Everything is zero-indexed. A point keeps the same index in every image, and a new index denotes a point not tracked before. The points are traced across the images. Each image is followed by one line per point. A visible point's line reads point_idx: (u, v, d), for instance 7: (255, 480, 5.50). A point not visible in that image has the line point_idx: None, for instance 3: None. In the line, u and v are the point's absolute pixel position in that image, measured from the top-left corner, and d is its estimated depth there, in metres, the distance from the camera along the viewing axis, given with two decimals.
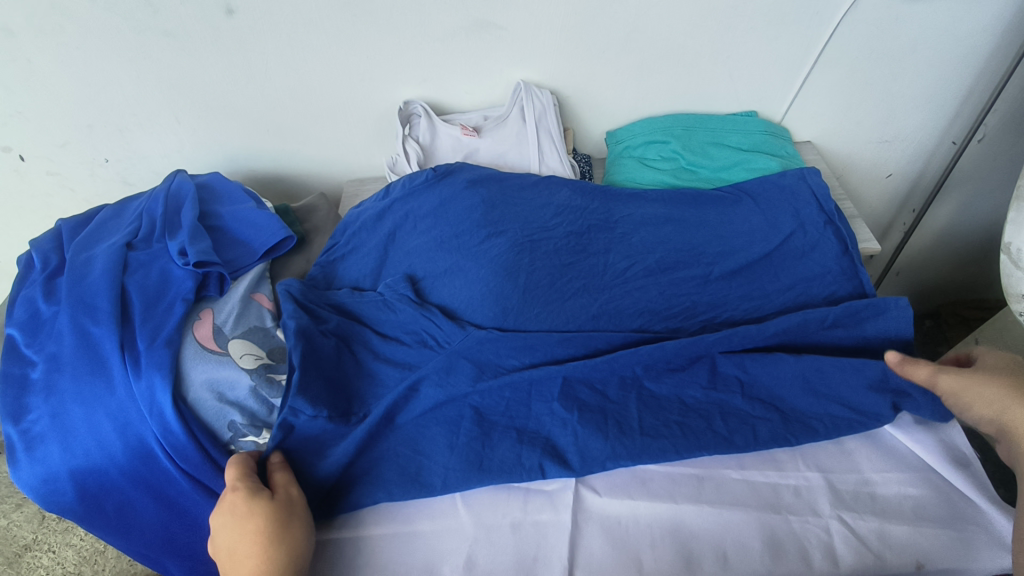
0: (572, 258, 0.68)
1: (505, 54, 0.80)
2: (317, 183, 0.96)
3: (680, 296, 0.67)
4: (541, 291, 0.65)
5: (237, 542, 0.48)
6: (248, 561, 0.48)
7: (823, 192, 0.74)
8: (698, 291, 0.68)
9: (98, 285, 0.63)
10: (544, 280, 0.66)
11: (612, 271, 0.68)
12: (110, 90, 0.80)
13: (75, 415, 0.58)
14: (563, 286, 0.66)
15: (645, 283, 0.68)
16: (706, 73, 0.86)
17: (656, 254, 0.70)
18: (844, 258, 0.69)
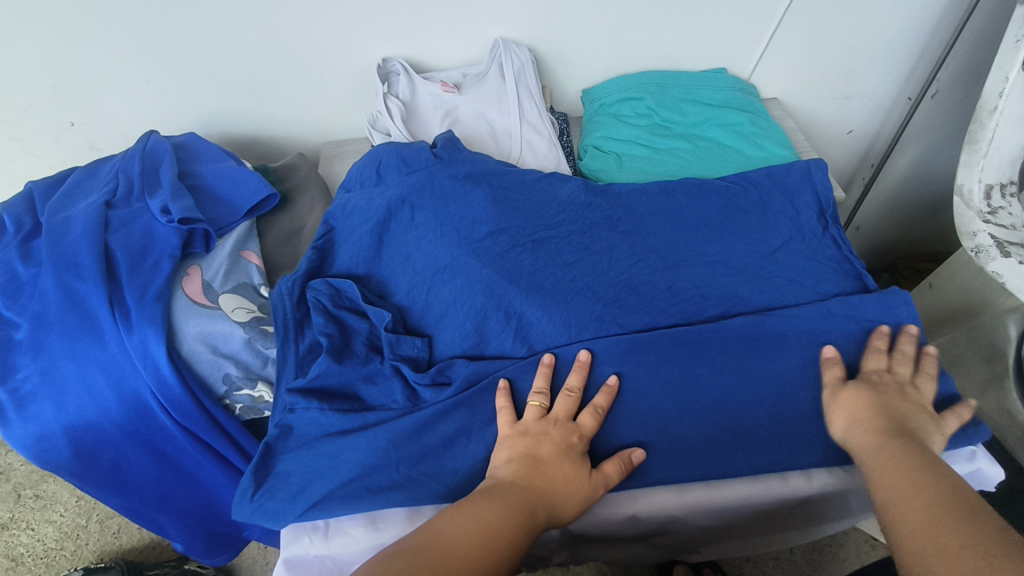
0: (575, 256, 0.70)
1: (483, 11, 0.80)
2: (293, 146, 0.95)
3: (686, 292, 0.69)
4: (545, 290, 0.66)
5: (553, 463, 0.53)
6: (558, 482, 0.52)
7: (824, 191, 0.77)
8: (706, 285, 0.70)
9: (81, 242, 0.63)
10: (547, 281, 0.67)
11: (616, 269, 0.70)
12: (75, 50, 0.77)
13: (66, 371, 0.58)
14: (566, 285, 0.67)
15: (649, 281, 0.70)
16: (680, 30, 0.87)
17: (658, 252, 0.72)
18: (826, 237, 0.75)
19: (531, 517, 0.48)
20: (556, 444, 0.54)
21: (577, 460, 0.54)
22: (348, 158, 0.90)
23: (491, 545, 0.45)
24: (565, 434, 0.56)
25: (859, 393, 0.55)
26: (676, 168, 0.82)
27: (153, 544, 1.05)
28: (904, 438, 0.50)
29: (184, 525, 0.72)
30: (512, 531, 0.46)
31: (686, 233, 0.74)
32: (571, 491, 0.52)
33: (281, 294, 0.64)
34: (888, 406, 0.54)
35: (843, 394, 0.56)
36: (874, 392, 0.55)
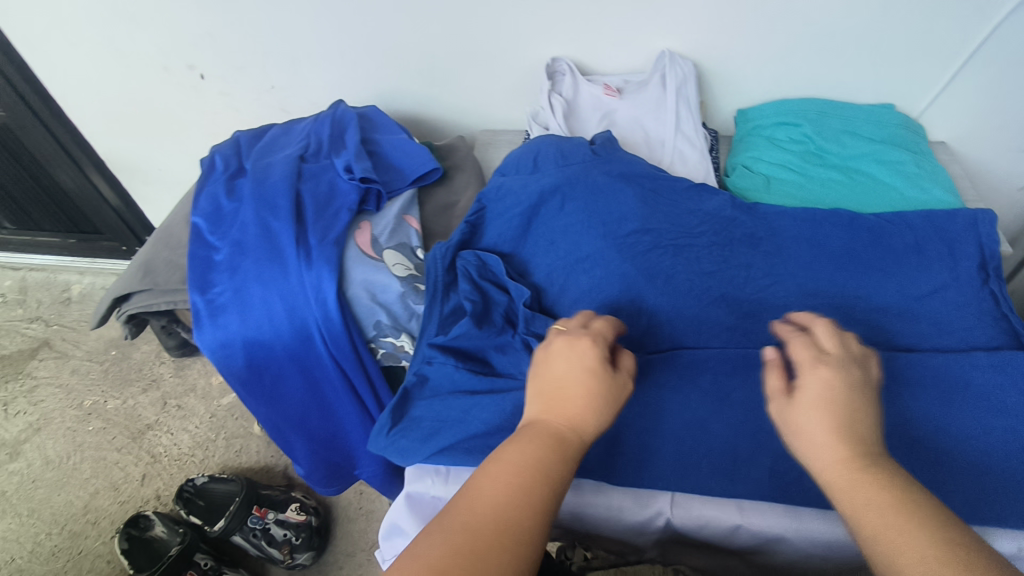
0: (713, 267, 0.71)
1: (655, 23, 0.83)
2: (452, 130, 1.03)
3: (823, 322, 0.69)
4: (679, 294, 0.68)
5: (571, 383, 0.46)
6: (579, 401, 0.45)
7: (991, 244, 0.73)
8: (844, 318, 0.69)
9: (278, 186, 0.72)
10: (683, 285, 0.69)
11: (752, 286, 0.70)
12: (290, 23, 0.89)
13: (253, 293, 0.67)
14: (701, 292, 0.69)
15: (785, 303, 0.69)
16: (851, 59, 0.86)
17: (799, 277, 0.71)
18: (987, 291, 0.71)
19: (561, 452, 0.43)
20: (571, 360, 0.47)
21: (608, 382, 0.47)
22: (501, 146, 0.96)
23: (524, 491, 0.40)
24: (592, 354, 0.47)
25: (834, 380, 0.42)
26: (827, 198, 0.81)
27: (267, 468, 1.17)
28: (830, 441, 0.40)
29: (312, 450, 0.80)
30: (545, 472, 0.41)
31: (831, 264, 0.72)
32: (600, 394, 0.46)
33: (435, 259, 0.69)
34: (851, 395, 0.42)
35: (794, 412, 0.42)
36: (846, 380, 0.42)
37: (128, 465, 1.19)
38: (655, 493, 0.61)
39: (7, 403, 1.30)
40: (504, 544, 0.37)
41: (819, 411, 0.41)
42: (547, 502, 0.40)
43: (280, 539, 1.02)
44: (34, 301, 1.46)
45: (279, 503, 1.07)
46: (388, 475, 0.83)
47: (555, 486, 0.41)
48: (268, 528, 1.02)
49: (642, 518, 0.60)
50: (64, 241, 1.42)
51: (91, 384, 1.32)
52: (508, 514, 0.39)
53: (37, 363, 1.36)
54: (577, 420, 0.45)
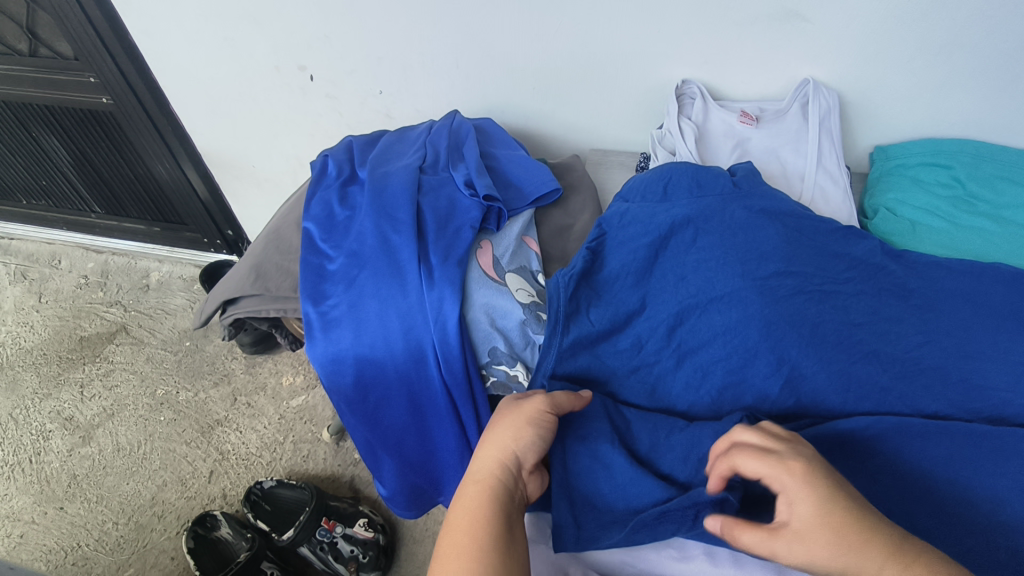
0: (863, 318, 0.64)
1: (799, 49, 0.78)
2: (558, 147, 0.99)
3: (984, 394, 0.61)
4: (827, 345, 0.62)
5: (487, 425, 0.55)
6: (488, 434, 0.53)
7: None
8: (1010, 389, 0.61)
9: (398, 198, 0.69)
10: (831, 336, 0.62)
11: (907, 344, 0.63)
12: (409, 30, 0.87)
13: (370, 308, 0.64)
14: (851, 346, 0.62)
15: (943, 366, 0.62)
16: (1012, 99, 0.78)
17: (961, 338, 0.63)
18: None
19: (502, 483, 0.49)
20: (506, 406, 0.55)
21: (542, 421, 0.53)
22: (612, 168, 0.91)
23: (476, 530, 0.46)
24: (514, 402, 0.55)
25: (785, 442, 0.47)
26: (980, 249, 0.74)
27: (333, 478, 1.14)
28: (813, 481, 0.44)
29: (401, 474, 0.77)
30: (486, 506, 0.47)
31: (995, 325, 0.64)
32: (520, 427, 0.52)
33: (559, 286, 0.65)
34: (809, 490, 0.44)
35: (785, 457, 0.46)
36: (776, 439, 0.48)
37: (195, 460, 1.18)
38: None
39: (84, 385, 1.31)
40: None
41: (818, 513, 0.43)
42: (488, 525, 0.47)
43: (347, 555, 0.99)
44: (114, 285, 1.48)
45: (347, 516, 1.03)
46: None
47: (500, 511, 0.48)
48: (335, 542, 0.99)
49: None
50: (148, 229, 1.44)
51: (164, 373, 1.32)
52: (466, 548, 0.45)
53: (114, 348, 1.37)
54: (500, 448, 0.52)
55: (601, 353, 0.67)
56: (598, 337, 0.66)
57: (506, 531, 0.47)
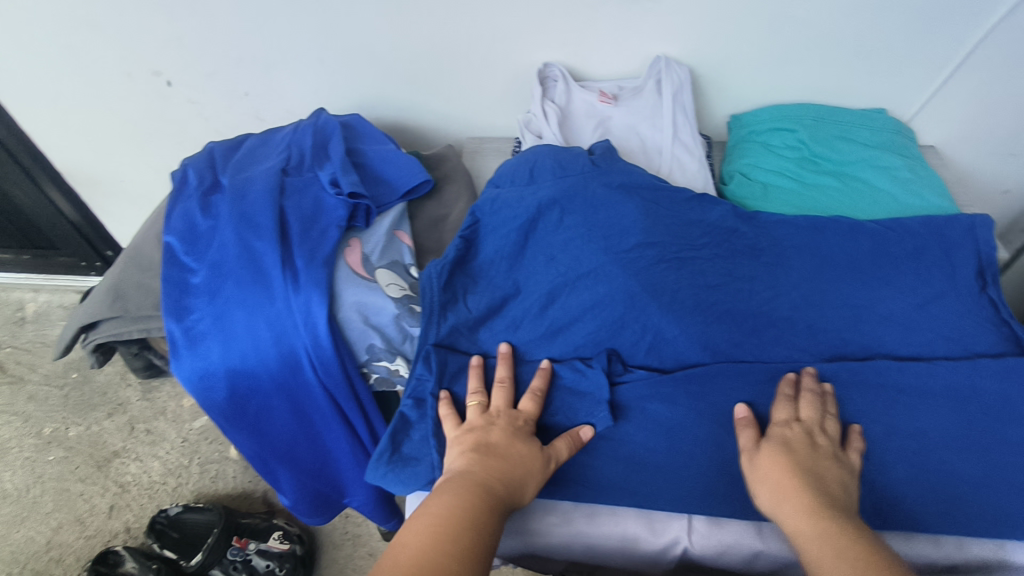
0: (719, 280, 0.68)
1: (649, 28, 0.81)
2: (436, 138, 0.99)
3: (828, 332, 0.68)
4: (686, 309, 0.66)
5: (498, 444, 0.56)
6: (498, 460, 0.55)
7: (989, 250, 0.73)
8: (849, 329, 0.68)
9: (259, 203, 0.67)
10: (689, 300, 0.66)
11: (758, 299, 0.68)
12: (265, 28, 0.84)
13: (236, 319, 0.62)
14: (708, 307, 0.67)
15: (790, 316, 0.68)
16: (843, 66, 0.85)
17: (805, 289, 0.69)
18: (983, 297, 0.70)
19: (487, 496, 0.51)
20: (503, 431, 0.58)
21: (528, 439, 0.58)
22: (489, 155, 0.93)
23: (444, 528, 0.47)
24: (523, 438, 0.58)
25: (824, 456, 0.56)
26: (825, 205, 0.80)
27: (245, 495, 1.11)
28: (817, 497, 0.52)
29: (299, 482, 0.75)
30: (481, 523, 0.49)
31: (833, 274, 0.70)
32: (526, 479, 0.55)
33: (430, 277, 0.65)
34: (806, 466, 0.54)
35: (762, 457, 0.57)
36: (789, 454, 0.56)
37: (93, 497, 1.11)
38: (668, 520, 0.62)
39: None
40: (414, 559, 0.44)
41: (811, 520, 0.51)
42: (480, 541, 0.47)
43: (262, 571, 0.96)
44: None
45: (261, 532, 1.01)
46: (381, 502, 0.78)
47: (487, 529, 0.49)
48: (249, 559, 0.96)
49: (658, 545, 0.61)
50: (15, 257, 1.33)
51: (50, 410, 1.23)
52: (456, 546, 0.46)
53: None
54: (510, 486, 0.54)
55: (483, 339, 0.69)
56: (478, 323, 0.69)
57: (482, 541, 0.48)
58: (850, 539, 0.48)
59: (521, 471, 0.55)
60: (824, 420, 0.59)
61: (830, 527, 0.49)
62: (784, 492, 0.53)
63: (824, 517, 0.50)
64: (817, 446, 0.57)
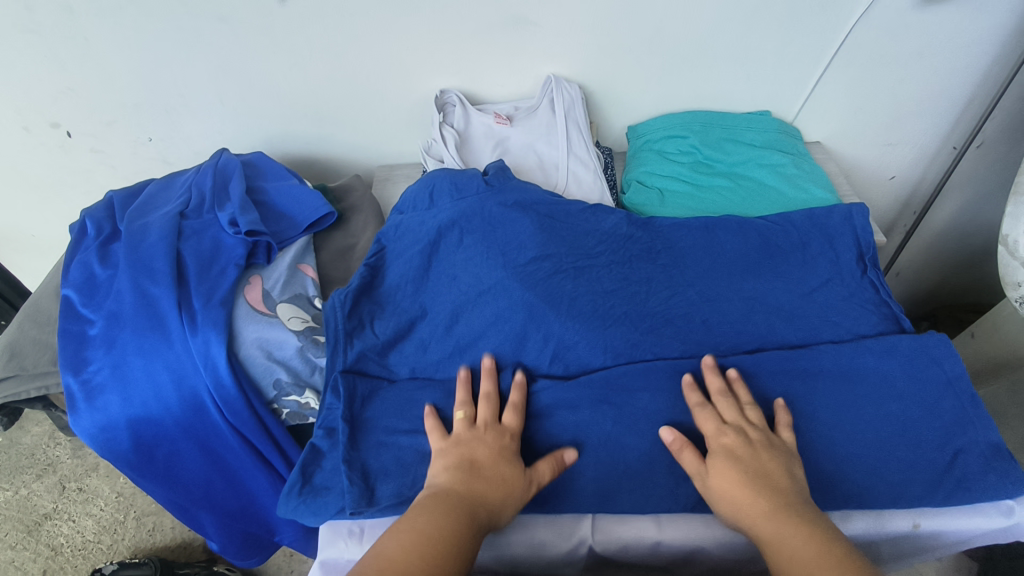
0: (615, 285, 0.71)
1: (537, 50, 0.85)
2: (349, 169, 1.00)
3: (724, 324, 0.70)
4: (585, 316, 0.68)
5: (487, 462, 0.57)
6: (489, 479, 0.56)
7: (866, 236, 0.77)
8: (744, 319, 0.71)
9: (155, 248, 0.67)
10: (587, 307, 0.69)
11: (654, 300, 0.71)
12: (161, 72, 0.85)
13: (134, 366, 0.62)
14: (605, 312, 0.69)
15: (685, 314, 0.70)
16: (724, 74, 0.89)
17: (698, 286, 0.72)
18: (864, 280, 0.75)
19: (469, 519, 0.52)
20: (490, 449, 0.58)
21: (512, 460, 0.58)
22: (399, 182, 0.95)
23: (428, 548, 0.48)
24: (512, 460, 0.58)
25: (725, 469, 0.56)
26: (718, 205, 0.84)
27: (185, 545, 1.08)
28: (788, 511, 0.53)
29: (223, 526, 0.74)
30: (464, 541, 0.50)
31: (724, 269, 0.74)
32: (513, 500, 0.56)
33: (333, 307, 0.66)
34: (761, 473, 0.55)
35: (714, 476, 0.57)
36: (736, 463, 0.56)
37: (23, 563, 1.07)
38: (575, 521, 0.62)
39: None
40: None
41: (772, 531, 0.52)
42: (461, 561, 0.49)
43: None
44: None
45: None
46: (311, 536, 0.78)
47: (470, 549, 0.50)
48: None
49: (566, 547, 0.62)
50: None
51: None
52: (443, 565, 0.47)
53: None
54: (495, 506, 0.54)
55: (393, 362, 0.69)
56: (389, 346, 0.69)
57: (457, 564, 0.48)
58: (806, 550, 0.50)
59: (508, 492, 0.56)
60: (748, 417, 0.60)
61: (789, 540, 0.51)
62: (756, 509, 0.53)
63: (787, 522, 0.52)
64: (767, 445, 0.57)
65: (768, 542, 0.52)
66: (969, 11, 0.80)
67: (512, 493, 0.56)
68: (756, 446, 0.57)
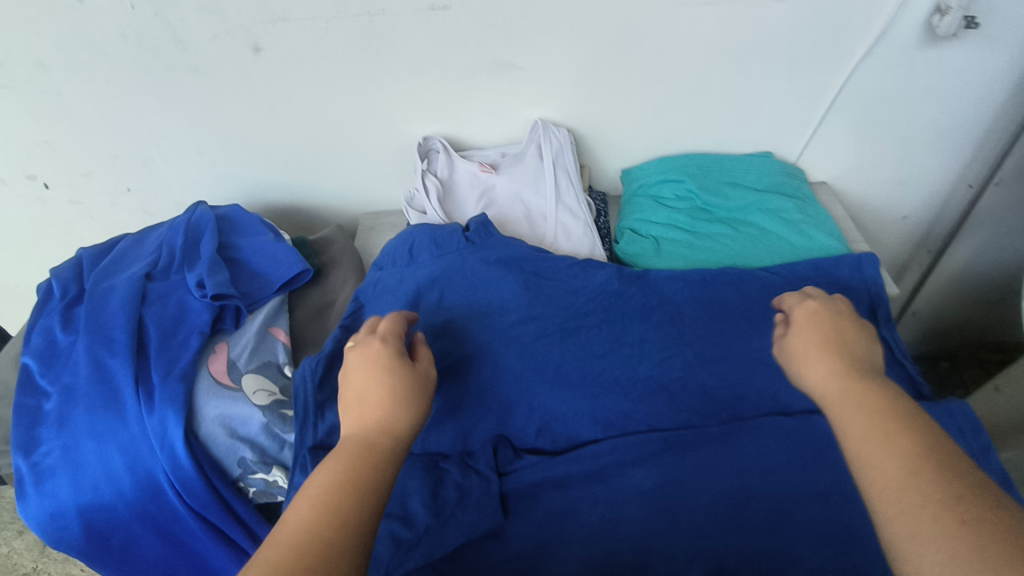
0: (605, 348, 0.66)
1: (524, 95, 0.81)
2: (334, 216, 0.97)
3: (723, 391, 0.65)
4: (571, 384, 0.64)
5: (365, 394, 0.46)
6: (373, 392, 0.46)
7: (879, 287, 0.72)
8: (745, 384, 0.65)
9: (115, 316, 0.63)
10: (575, 374, 0.64)
11: (648, 363, 0.66)
12: (136, 124, 0.82)
13: (85, 449, 0.58)
14: (594, 379, 0.64)
15: (682, 379, 0.65)
16: (721, 114, 0.85)
17: (695, 347, 0.67)
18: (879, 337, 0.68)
19: (358, 462, 0.41)
20: (367, 355, 0.48)
21: (395, 364, 0.48)
22: (384, 230, 0.91)
23: (320, 513, 0.38)
24: (394, 358, 0.48)
25: (810, 319, 0.48)
26: (716, 255, 0.79)
27: None
28: (873, 378, 0.43)
29: None
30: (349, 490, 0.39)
31: (723, 326, 0.68)
32: (405, 401, 0.46)
33: (304, 376, 0.60)
34: (841, 331, 0.47)
35: (791, 336, 0.49)
36: (820, 323, 0.48)
37: None
38: None
39: None
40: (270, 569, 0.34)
41: (842, 389, 0.42)
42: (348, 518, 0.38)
43: None
44: None
45: None
46: None
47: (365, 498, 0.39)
48: None
49: None
50: None
51: None
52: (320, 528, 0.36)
53: None
54: (387, 425, 0.44)
55: None
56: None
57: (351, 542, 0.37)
58: (875, 400, 0.40)
59: (403, 405, 0.45)
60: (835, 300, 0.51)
61: (871, 401, 0.40)
62: (828, 354, 0.45)
63: (857, 384, 0.42)
64: (852, 322, 0.48)
65: (826, 393, 0.43)
66: (980, 46, 0.76)
67: (395, 391, 0.46)
68: (838, 308, 0.49)
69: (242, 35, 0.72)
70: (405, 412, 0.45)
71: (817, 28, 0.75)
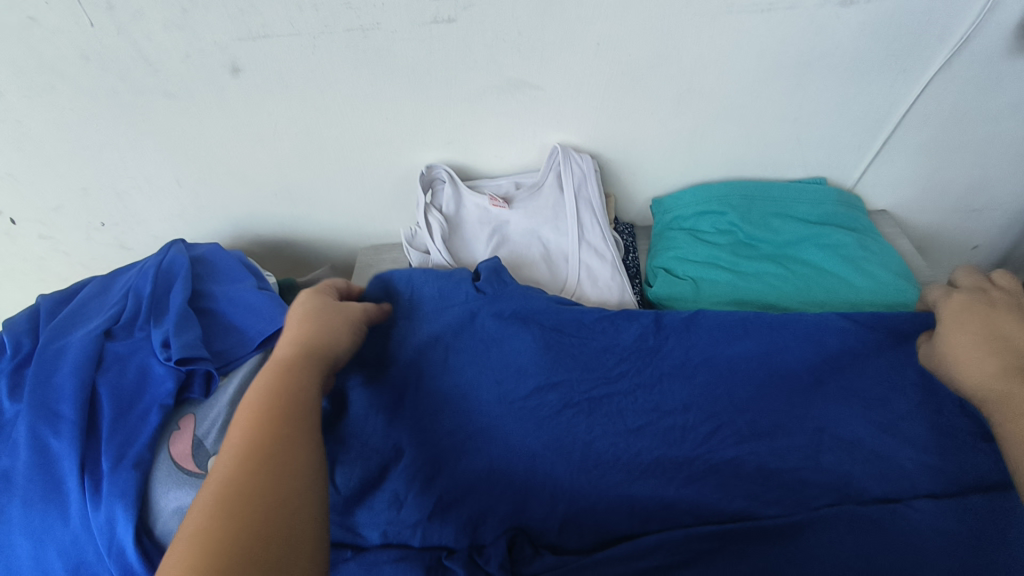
0: (642, 421, 0.55)
1: (541, 118, 0.71)
2: (330, 251, 0.87)
3: None
4: (601, 468, 0.53)
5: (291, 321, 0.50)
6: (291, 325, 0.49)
7: None
8: None
9: (64, 385, 0.54)
10: (606, 455, 0.54)
11: (693, 438, 0.54)
12: (106, 153, 0.73)
13: (19, 550, 0.48)
14: (629, 461, 0.54)
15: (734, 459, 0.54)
16: (768, 136, 0.74)
17: (748, 414, 0.55)
18: None
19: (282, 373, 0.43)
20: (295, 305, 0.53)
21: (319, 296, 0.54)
22: (384, 268, 0.81)
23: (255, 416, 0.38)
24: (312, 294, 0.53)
25: (974, 308, 0.49)
26: (765, 301, 0.68)
27: None
28: None
29: None
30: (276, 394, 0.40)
31: (779, 390, 0.56)
32: (325, 324, 0.50)
33: None
34: (999, 325, 0.47)
35: (947, 331, 0.49)
36: (991, 311, 0.48)
37: None
38: None
39: None
40: (191, 526, 0.32)
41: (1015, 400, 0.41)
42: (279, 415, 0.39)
43: None
44: None
45: None
46: None
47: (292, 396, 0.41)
48: None
49: None
50: None
51: None
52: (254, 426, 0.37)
53: None
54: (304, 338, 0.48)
55: (360, 522, 0.54)
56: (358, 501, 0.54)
57: (283, 471, 0.35)
58: None
59: (325, 324, 0.50)
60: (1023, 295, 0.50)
61: None
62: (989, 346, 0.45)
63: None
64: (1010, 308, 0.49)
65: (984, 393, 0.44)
66: None
67: (311, 315, 0.50)
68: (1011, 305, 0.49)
69: (219, 54, 0.63)
70: (329, 328, 0.50)
71: (886, 36, 0.64)
